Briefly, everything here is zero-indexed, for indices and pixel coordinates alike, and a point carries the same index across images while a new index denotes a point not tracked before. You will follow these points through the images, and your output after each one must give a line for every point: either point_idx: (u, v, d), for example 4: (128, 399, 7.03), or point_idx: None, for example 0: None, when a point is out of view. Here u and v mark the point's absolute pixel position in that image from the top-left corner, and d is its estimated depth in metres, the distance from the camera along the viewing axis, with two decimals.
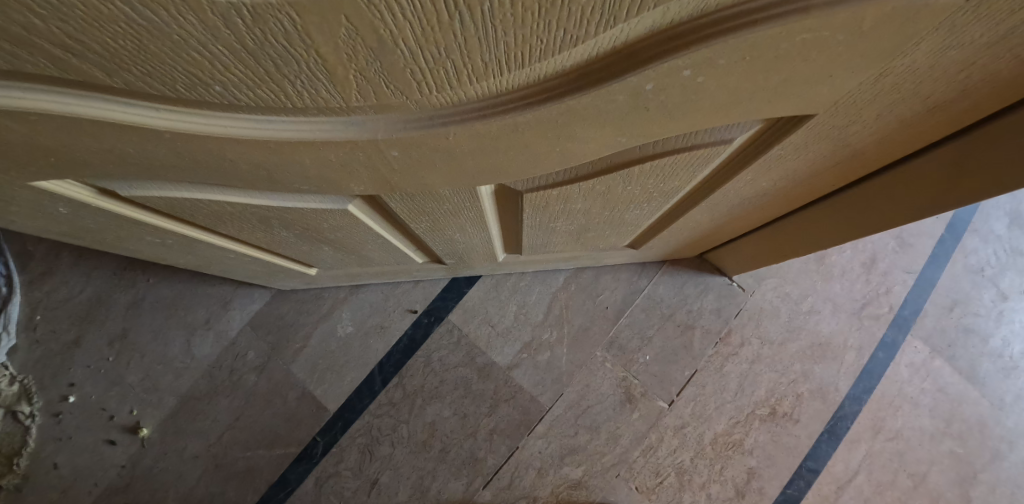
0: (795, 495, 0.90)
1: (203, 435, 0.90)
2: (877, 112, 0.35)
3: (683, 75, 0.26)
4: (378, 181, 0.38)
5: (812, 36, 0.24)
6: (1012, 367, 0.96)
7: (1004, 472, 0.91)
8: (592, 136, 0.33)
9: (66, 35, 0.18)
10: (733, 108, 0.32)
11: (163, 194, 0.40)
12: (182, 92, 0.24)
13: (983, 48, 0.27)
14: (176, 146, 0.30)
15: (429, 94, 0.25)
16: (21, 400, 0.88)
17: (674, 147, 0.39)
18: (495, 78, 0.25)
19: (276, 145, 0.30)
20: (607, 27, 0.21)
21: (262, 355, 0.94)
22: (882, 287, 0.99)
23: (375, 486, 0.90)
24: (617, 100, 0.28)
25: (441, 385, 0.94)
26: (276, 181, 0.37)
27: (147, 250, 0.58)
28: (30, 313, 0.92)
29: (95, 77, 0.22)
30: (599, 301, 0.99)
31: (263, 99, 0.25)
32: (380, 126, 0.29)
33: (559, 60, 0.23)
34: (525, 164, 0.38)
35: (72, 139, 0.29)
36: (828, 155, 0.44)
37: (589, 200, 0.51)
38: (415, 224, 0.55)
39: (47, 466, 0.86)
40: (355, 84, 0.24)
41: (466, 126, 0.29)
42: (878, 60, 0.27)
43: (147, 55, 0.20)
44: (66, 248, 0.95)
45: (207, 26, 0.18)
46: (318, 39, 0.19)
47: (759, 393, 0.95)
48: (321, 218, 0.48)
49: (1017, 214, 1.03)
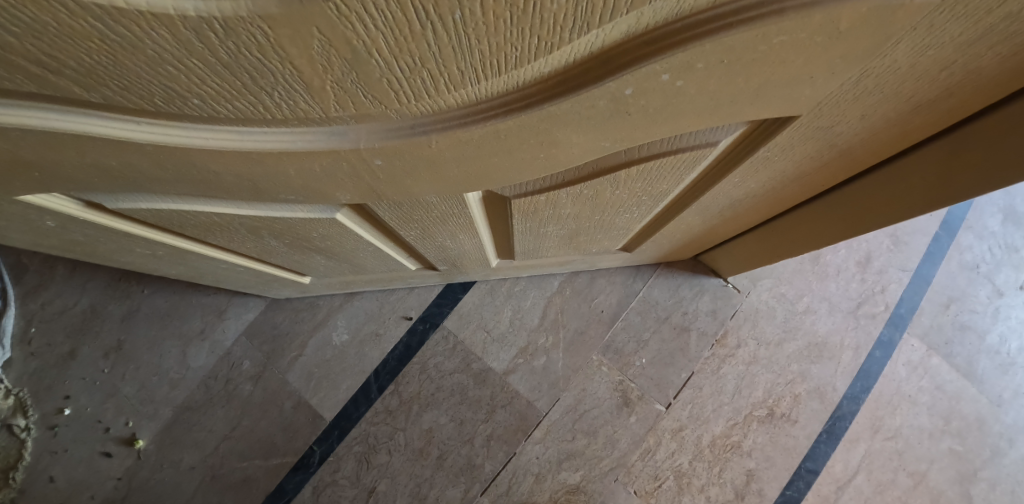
0: (794, 496, 0.90)
1: (200, 445, 0.90)
2: (860, 113, 0.35)
3: (662, 79, 0.26)
4: (364, 189, 0.38)
5: (789, 39, 0.24)
6: (1010, 363, 0.96)
7: (1004, 469, 0.91)
8: (576, 141, 0.33)
9: (42, 52, 0.18)
10: (715, 111, 0.32)
11: (151, 206, 0.40)
12: (161, 106, 0.24)
13: (963, 47, 0.27)
14: (159, 159, 0.30)
15: (409, 103, 0.26)
16: (17, 413, 0.87)
17: (659, 150, 0.39)
18: (473, 85, 0.25)
19: (259, 156, 0.30)
20: (582, 34, 0.21)
21: (258, 364, 0.94)
22: (878, 286, 0.99)
23: (372, 494, 0.89)
24: (597, 106, 0.28)
25: (437, 392, 0.94)
26: (262, 192, 0.37)
27: (137, 262, 0.58)
28: (25, 326, 0.92)
29: (73, 92, 0.22)
30: (594, 305, 0.99)
31: (243, 111, 0.25)
32: (362, 135, 0.29)
33: (535, 67, 0.24)
34: (511, 171, 0.38)
35: (55, 153, 0.29)
36: (815, 155, 0.44)
37: (577, 204, 0.52)
38: (404, 231, 0.55)
39: (42, 480, 0.85)
40: (333, 95, 0.24)
41: (449, 134, 0.29)
42: (859, 60, 0.27)
43: (123, 69, 0.20)
44: (60, 260, 0.95)
45: (180, 40, 0.18)
46: (291, 51, 0.19)
47: (757, 394, 0.94)
48: (311, 228, 0.48)
49: (1010, 210, 1.04)
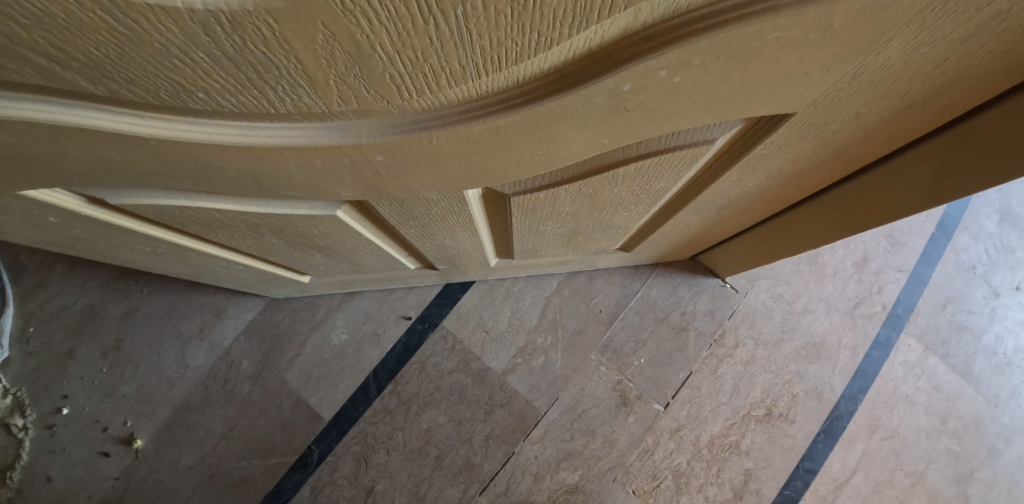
0: (792, 496, 0.90)
1: (198, 444, 0.90)
2: (854, 111, 0.36)
3: (659, 76, 0.27)
4: (364, 186, 0.39)
5: (784, 36, 0.24)
6: (1006, 364, 0.97)
7: (1001, 469, 0.91)
8: (575, 137, 0.34)
9: (49, 44, 0.19)
10: (712, 108, 0.33)
11: (153, 202, 0.40)
12: (167, 100, 0.24)
13: (954, 45, 0.28)
14: (163, 154, 0.30)
15: (410, 98, 0.26)
16: (15, 413, 0.87)
17: (657, 148, 0.40)
18: (474, 81, 0.25)
19: (261, 152, 0.30)
20: (581, 30, 0.21)
21: (256, 364, 0.94)
22: (874, 286, 1.00)
23: (370, 494, 0.89)
24: (596, 102, 0.29)
25: (436, 391, 0.94)
26: (264, 188, 0.38)
27: (137, 259, 0.58)
28: (23, 325, 0.92)
29: (80, 85, 0.23)
30: (593, 305, 0.99)
31: (247, 105, 0.25)
32: (364, 131, 0.29)
33: (535, 62, 0.24)
34: (511, 167, 0.38)
35: (60, 147, 0.30)
36: (811, 153, 0.44)
37: (576, 203, 0.52)
38: (404, 229, 0.55)
39: (40, 480, 0.85)
40: (337, 89, 0.24)
41: (449, 130, 0.30)
42: (852, 58, 0.28)
43: (130, 63, 0.21)
44: (60, 259, 0.95)
45: (187, 34, 0.18)
46: (296, 45, 0.20)
47: (755, 394, 0.95)
48: (311, 225, 0.49)
49: (1006, 211, 1.05)
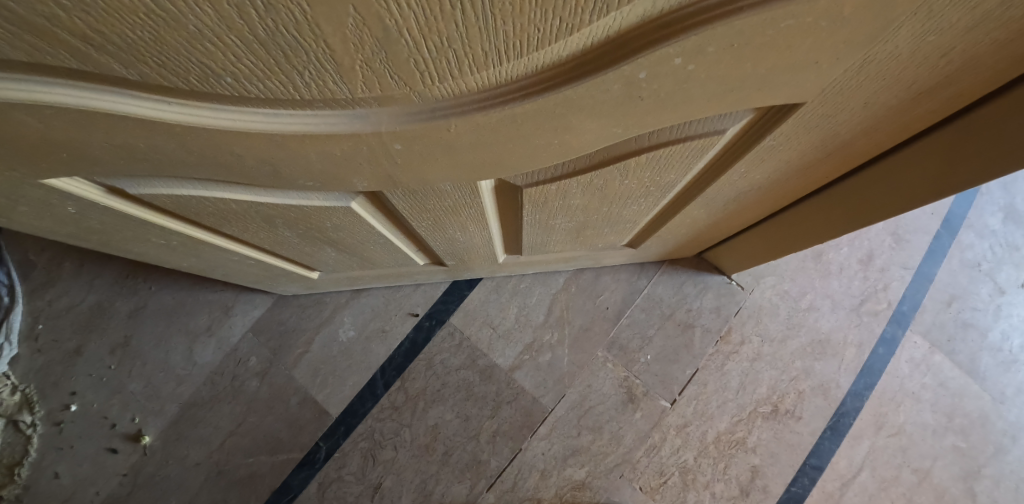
0: (799, 493, 0.90)
1: (206, 441, 0.90)
2: (863, 101, 0.36)
3: (674, 63, 0.27)
4: (379, 176, 0.39)
5: (797, 23, 0.25)
6: (1012, 361, 0.97)
7: (1007, 466, 0.91)
8: (589, 127, 0.34)
9: (87, 27, 0.19)
10: (724, 97, 0.33)
11: (170, 192, 0.41)
12: (195, 84, 0.25)
13: (962, 33, 0.28)
14: (186, 141, 0.31)
15: (432, 85, 0.27)
16: (23, 410, 0.88)
17: (668, 138, 0.40)
18: (494, 68, 0.26)
19: (282, 139, 0.31)
20: (601, 16, 0.22)
21: (264, 360, 0.95)
22: (880, 283, 1.00)
23: (377, 490, 0.89)
24: (612, 90, 0.29)
25: (443, 388, 0.94)
26: (281, 177, 0.38)
27: (150, 253, 0.59)
28: (32, 322, 0.92)
29: (111, 69, 0.23)
30: (599, 302, 0.99)
31: (272, 91, 0.26)
32: (383, 118, 0.30)
33: (555, 49, 0.24)
34: (524, 157, 0.39)
35: (83, 133, 0.30)
36: (819, 146, 0.45)
37: (587, 195, 0.52)
38: (416, 222, 0.56)
39: (48, 476, 0.86)
40: (361, 75, 0.25)
41: (467, 118, 0.30)
42: (862, 46, 0.28)
43: (164, 47, 0.21)
44: (69, 256, 0.96)
45: (221, 16, 0.19)
46: (326, 29, 0.20)
47: (761, 391, 0.95)
48: (325, 217, 0.49)
49: (1011, 209, 1.05)
